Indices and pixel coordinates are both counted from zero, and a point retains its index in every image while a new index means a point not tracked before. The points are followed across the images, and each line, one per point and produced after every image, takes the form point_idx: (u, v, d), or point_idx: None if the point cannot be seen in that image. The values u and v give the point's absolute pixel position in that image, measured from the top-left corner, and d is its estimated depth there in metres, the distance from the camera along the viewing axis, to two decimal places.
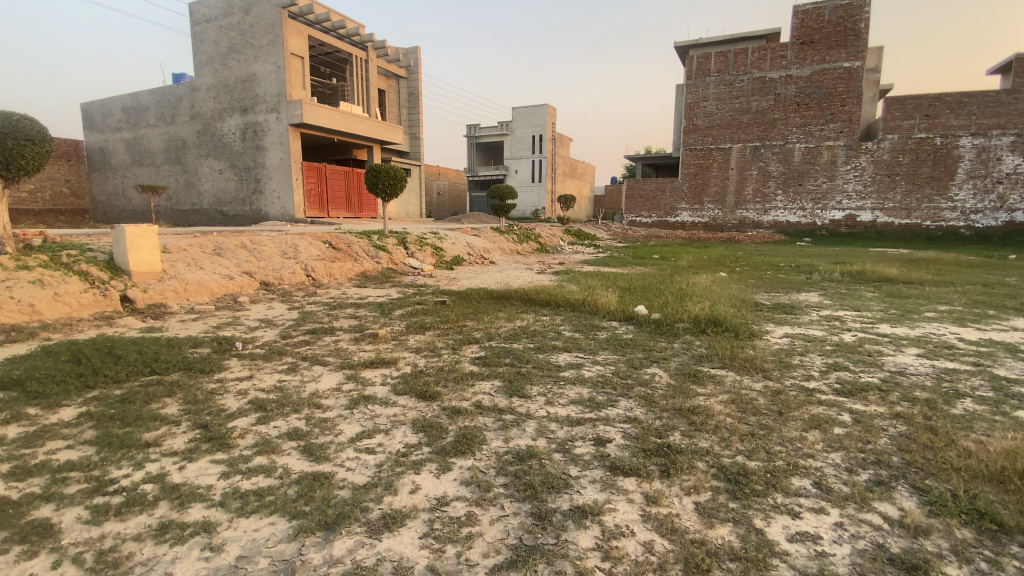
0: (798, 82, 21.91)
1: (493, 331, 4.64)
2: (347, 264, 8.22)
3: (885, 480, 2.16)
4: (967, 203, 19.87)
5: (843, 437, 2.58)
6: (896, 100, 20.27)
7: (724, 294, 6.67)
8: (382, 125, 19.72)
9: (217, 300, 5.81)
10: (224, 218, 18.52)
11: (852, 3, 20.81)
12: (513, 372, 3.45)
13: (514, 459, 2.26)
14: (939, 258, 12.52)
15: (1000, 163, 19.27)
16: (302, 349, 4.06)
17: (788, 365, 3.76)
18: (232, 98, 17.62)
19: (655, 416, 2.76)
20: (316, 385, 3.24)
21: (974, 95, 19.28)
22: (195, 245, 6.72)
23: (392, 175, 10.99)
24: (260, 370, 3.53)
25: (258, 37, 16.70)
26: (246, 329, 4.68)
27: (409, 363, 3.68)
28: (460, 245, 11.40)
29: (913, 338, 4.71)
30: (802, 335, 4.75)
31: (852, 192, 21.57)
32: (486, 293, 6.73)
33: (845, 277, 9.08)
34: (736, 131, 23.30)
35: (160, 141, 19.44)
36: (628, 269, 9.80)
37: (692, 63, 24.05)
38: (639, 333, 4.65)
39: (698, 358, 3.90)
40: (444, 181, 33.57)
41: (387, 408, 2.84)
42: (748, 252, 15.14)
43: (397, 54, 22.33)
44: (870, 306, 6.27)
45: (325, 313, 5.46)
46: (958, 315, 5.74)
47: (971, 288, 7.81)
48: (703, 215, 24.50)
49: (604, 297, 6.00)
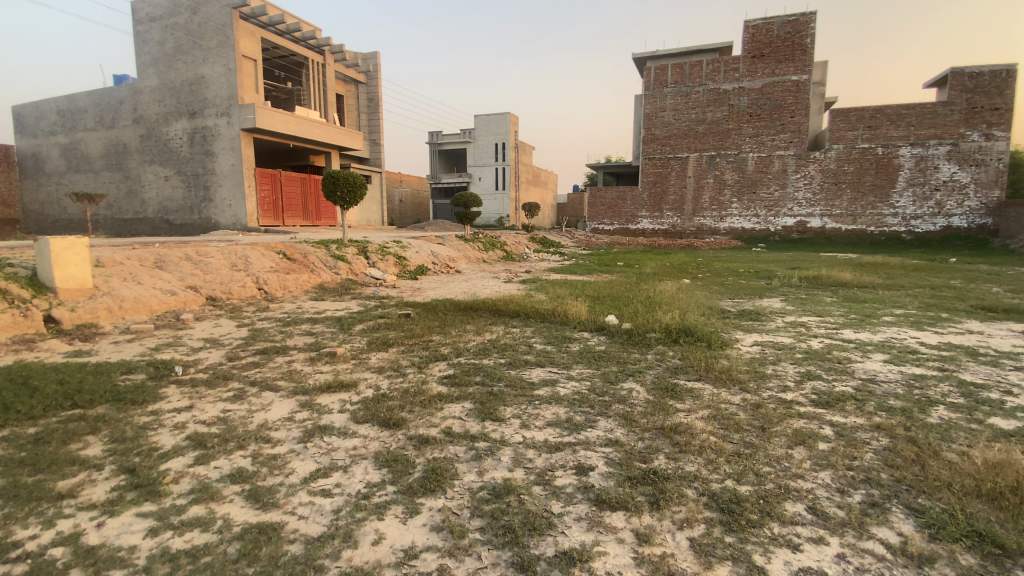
0: (750, 93, 22.72)
1: (461, 346, 4.40)
2: (303, 276, 7.78)
3: (878, 501, 2.06)
4: (907, 209, 21.06)
5: (829, 453, 2.49)
6: (840, 111, 21.32)
7: (691, 302, 6.68)
8: (339, 130, 19.15)
9: (157, 317, 5.33)
10: (170, 228, 17.48)
11: (798, 19, 21.70)
12: (484, 392, 3.22)
13: (490, 497, 2.04)
14: (887, 262, 13.11)
15: (938, 171, 20.49)
16: (251, 372, 3.71)
17: (763, 376, 3.69)
18: (178, 101, 16.71)
19: (637, 437, 2.59)
20: (264, 415, 2.92)
21: (912, 107, 20.43)
22: (133, 258, 6.18)
23: (351, 182, 10.58)
24: (202, 398, 3.17)
25: (207, 38, 15.93)
26: (188, 350, 4.27)
27: (371, 385, 3.40)
28: (424, 253, 11.09)
29: (877, 343, 4.78)
30: (772, 343, 4.73)
31: (802, 200, 22.50)
32: (452, 304, 6.49)
33: (803, 282, 9.35)
34: (693, 141, 23.97)
35: (99, 146, 18.23)
36: (596, 277, 9.76)
37: (650, 74, 24.62)
38: (612, 344, 4.51)
39: (674, 369, 3.79)
40: (405, 188, 33.06)
41: (346, 440, 2.57)
42: (708, 258, 15.50)
43: (355, 59, 21.81)
44: (831, 311, 6.41)
45: (279, 330, 5.08)
46: (915, 319, 5.93)
47: (920, 291, 8.15)
48: (663, 223, 25.04)
49: (575, 307, 5.87)
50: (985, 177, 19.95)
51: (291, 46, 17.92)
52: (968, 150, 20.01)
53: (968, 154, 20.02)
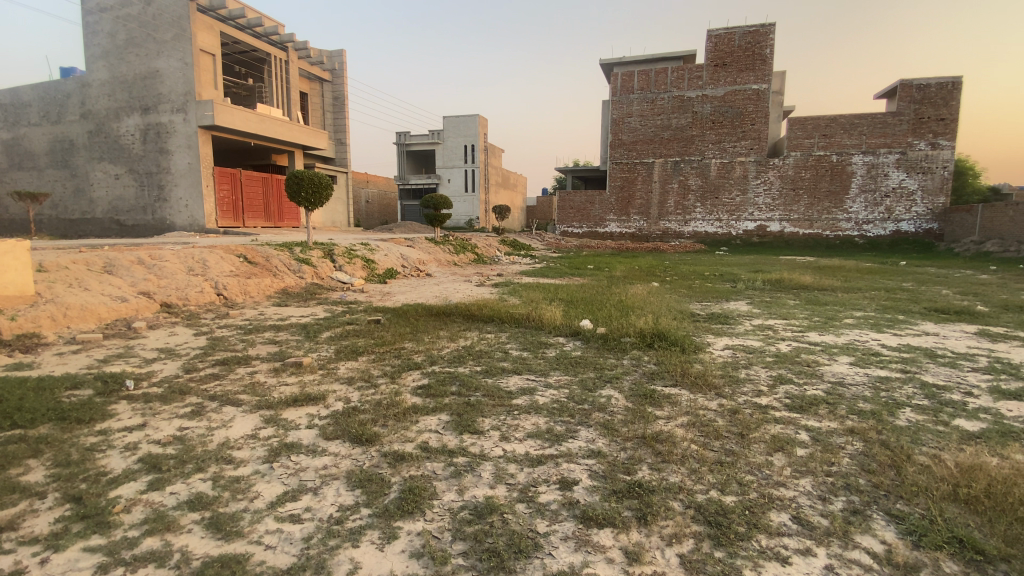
0: (713, 101, 23.33)
1: (435, 354, 4.27)
2: (265, 280, 7.47)
3: (859, 507, 2.08)
4: (860, 214, 22.08)
5: (807, 459, 2.51)
6: (798, 120, 22.15)
7: (662, 305, 6.74)
8: (304, 129, 18.60)
9: (106, 326, 4.96)
10: (121, 229, 16.57)
11: (758, 30, 22.43)
12: (460, 403, 3.11)
13: (472, 518, 1.95)
14: (842, 265, 13.67)
15: (887, 179, 21.56)
16: (211, 385, 3.48)
17: (737, 380, 3.71)
18: (131, 96, 15.87)
19: (619, 447, 2.54)
20: (225, 433, 2.73)
21: (864, 117, 21.41)
22: (79, 262, 5.77)
23: (316, 182, 10.25)
24: (154, 417, 2.93)
25: (162, 30, 15.19)
26: (141, 362, 3.99)
27: (341, 398, 3.24)
28: (393, 257, 10.85)
29: (841, 345, 4.92)
30: (743, 346, 4.79)
31: (762, 205, 23.26)
32: (424, 309, 6.34)
33: (766, 285, 9.63)
34: (659, 146, 24.45)
35: (42, 142, 17.14)
36: (566, 281, 9.75)
37: (617, 80, 24.98)
38: (587, 350, 4.47)
39: (650, 374, 3.77)
40: (372, 189, 32.47)
41: (315, 459, 2.42)
42: (675, 261, 15.79)
43: (321, 57, 21.27)
44: (795, 314, 6.59)
45: (240, 339, 4.82)
46: (874, 321, 6.16)
47: (876, 294, 8.48)
48: (630, 226, 25.45)
49: (549, 312, 5.82)
50: (931, 184, 21.10)
51: (253, 41, 17.32)
52: (915, 158, 21.12)
53: (915, 162, 21.14)
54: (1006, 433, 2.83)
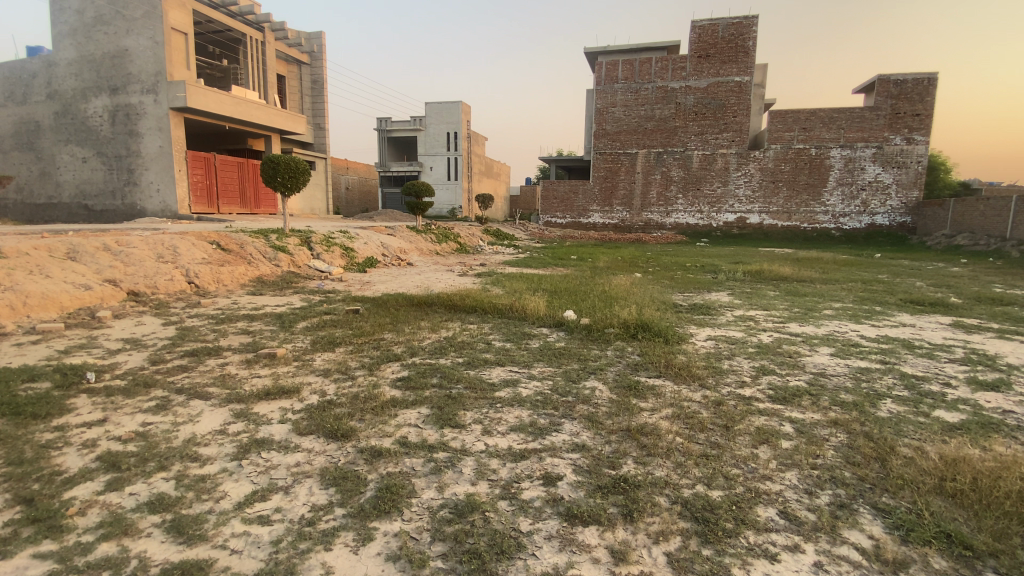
0: (696, 92, 23.38)
1: (415, 345, 4.16)
2: (239, 268, 7.22)
3: (845, 502, 2.06)
4: (837, 207, 22.48)
5: (793, 452, 2.48)
6: (778, 113, 22.35)
7: (646, 297, 6.71)
8: (281, 114, 18.08)
9: (69, 315, 4.70)
10: (89, 214, 15.92)
11: (742, 22, 22.47)
12: (441, 396, 3.02)
13: (452, 516, 1.87)
14: (821, 257, 13.89)
15: (864, 172, 21.95)
16: (178, 377, 3.32)
17: (721, 371, 3.68)
18: (98, 75, 15.20)
19: (603, 441, 2.48)
20: (191, 428, 2.59)
21: (842, 111, 21.70)
22: (40, 248, 5.48)
23: (293, 168, 9.94)
24: (116, 412, 2.77)
25: (130, 7, 14.53)
26: (105, 353, 3.79)
27: (316, 391, 3.11)
28: (373, 245, 10.63)
29: (822, 336, 4.95)
30: (725, 337, 4.77)
31: (743, 197, 23.49)
32: (404, 299, 6.19)
33: (747, 276, 9.70)
34: (643, 137, 24.46)
35: (4, 122, 16.34)
36: (549, 271, 9.67)
37: (601, 69, 24.84)
38: (570, 341, 4.41)
39: (634, 366, 3.72)
40: (353, 176, 31.88)
41: (287, 456, 2.30)
42: (657, 252, 15.84)
43: (299, 38, 20.64)
44: (776, 305, 6.63)
45: (211, 329, 4.63)
46: (853, 312, 6.23)
47: (854, 286, 8.59)
48: (613, 217, 25.49)
49: (533, 302, 5.73)
50: (905, 179, 21.55)
51: (227, 21, 16.68)
52: (891, 153, 21.54)
53: (891, 157, 21.54)
54: (985, 425, 2.86)
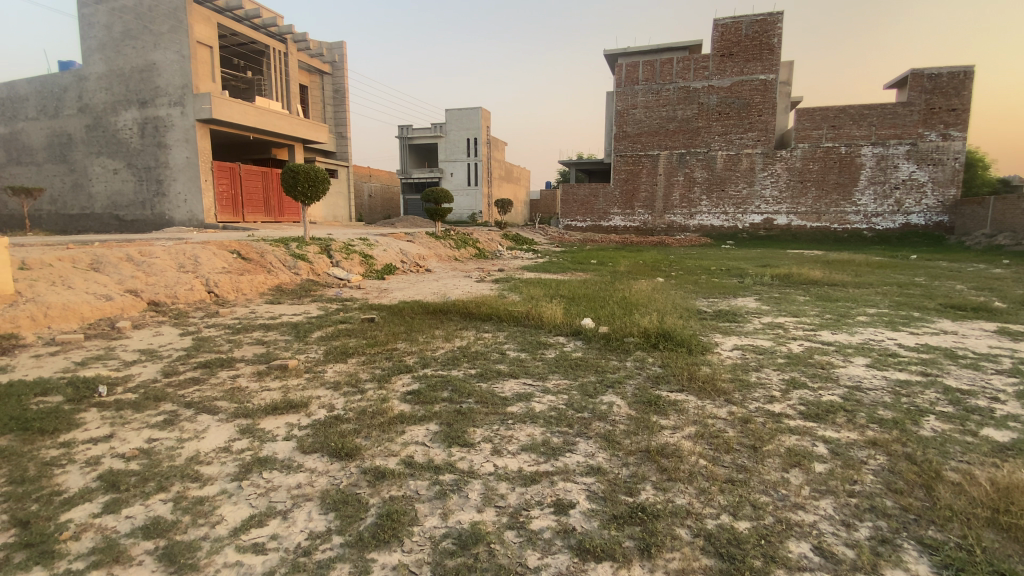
0: (719, 92, 22.93)
1: (428, 356, 4.06)
2: (258, 277, 7.28)
3: (887, 536, 1.87)
4: (869, 207, 21.69)
5: (828, 476, 2.28)
6: (805, 111, 21.74)
7: (668, 303, 6.50)
8: (304, 123, 18.38)
9: (89, 326, 4.77)
10: (121, 224, 16.45)
11: (766, 19, 21.95)
12: (451, 411, 2.90)
13: (456, 549, 1.75)
14: (853, 259, 13.38)
15: (897, 170, 21.14)
16: (189, 391, 3.29)
17: (747, 384, 3.47)
18: (128, 89, 15.69)
19: (620, 463, 2.33)
20: (196, 445, 2.54)
21: (873, 107, 20.96)
22: (65, 260, 5.61)
23: (313, 176, 10.04)
24: (122, 427, 2.74)
25: (158, 22, 14.97)
26: (120, 365, 3.81)
27: (324, 405, 3.03)
28: (392, 252, 10.64)
29: (856, 345, 4.67)
30: (752, 346, 4.54)
31: (769, 197, 22.89)
32: (420, 307, 6.12)
33: (775, 280, 9.37)
34: (664, 139, 24.10)
35: (41, 136, 17.01)
36: (570, 276, 9.53)
37: (621, 71, 24.58)
38: (588, 351, 4.25)
39: (655, 378, 3.54)
40: (374, 183, 32.24)
41: (288, 477, 2.22)
42: (680, 256, 15.50)
43: (320, 49, 21.01)
44: (806, 311, 6.33)
45: (226, 339, 4.63)
46: (889, 318, 5.90)
47: (889, 289, 8.19)
48: (635, 220, 25.14)
49: (550, 310, 5.60)
50: (941, 176, 20.68)
51: (251, 33, 17.06)
52: (926, 150, 20.70)
53: (926, 154, 20.70)
54: None
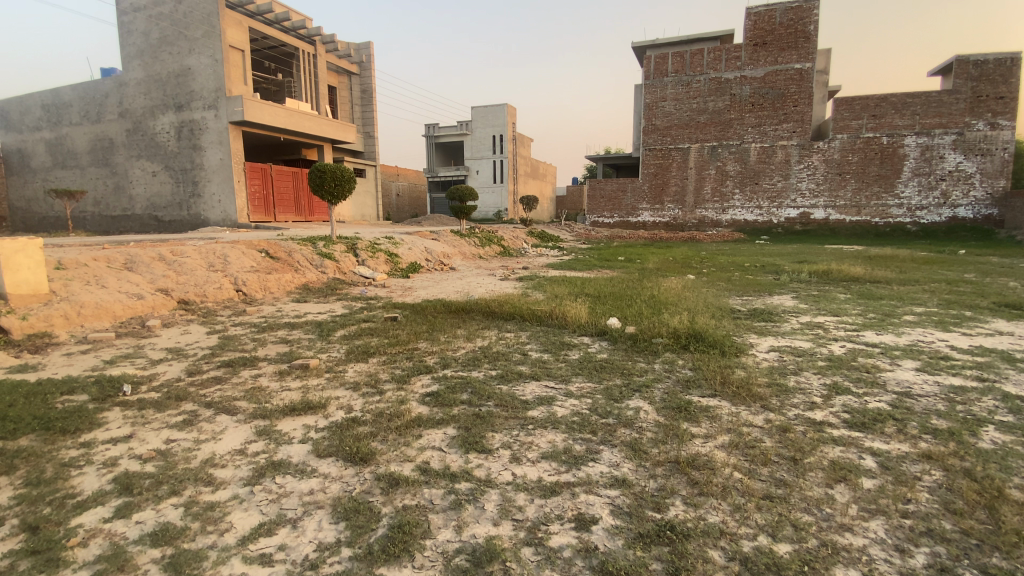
0: (752, 82, 22.19)
1: (449, 356, 3.97)
2: (286, 275, 7.36)
3: (949, 566, 1.67)
4: (913, 200, 20.61)
5: (877, 494, 2.08)
6: (844, 100, 20.82)
7: (700, 301, 6.25)
8: (332, 123, 18.63)
9: (121, 324, 4.89)
10: (159, 225, 17.03)
11: (802, 5, 21.11)
12: (469, 415, 2.80)
13: (469, 566, 1.64)
14: (897, 254, 12.72)
15: (943, 161, 20.02)
16: (210, 390, 3.30)
17: (785, 390, 3.25)
18: (164, 94, 16.21)
19: (647, 475, 2.18)
20: (212, 447, 2.52)
21: (917, 95, 19.90)
22: (100, 259, 5.77)
23: (339, 175, 10.11)
24: (143, 428, 2.76)
25: (192, 28, 15.40)
26: (147, 363, 3.87)
27: (341, 406, 2.97)
28: (417, 250, 10.65)
29: (903, 348, 4.34)
30: (790, 348, 4.29)
31: (806, 191, 22.02)
32: (443, 306, 6.05)
33: (813, 277, 8.95)
34: (695, 131, 23.48)
35: (85, 141, 17.75)
36: (596, 274, 9.32)
37: (650, 63, 24.07)
38: (614, 352, 4.09)
39: (685, 382, 3.35)
40: (402, 182, 32.56)
41: (301, 482, 2.16)
42: (711, 252, 15.07)
43: (348, 50, 21.27)
44: (848, 310, 5.97)
45: (251, 338, 4.67)
46: (938, 318, 5.50)
47: (938, 287, 7.69)
48: (664, 215, 24.59)
49: (575, 309, 5.44)
50: (991, 167, 19.52)
51: (280, 36, 17.37)
52: (974, 139, 19.55)
53: (974, 143, 19.55)
54: None
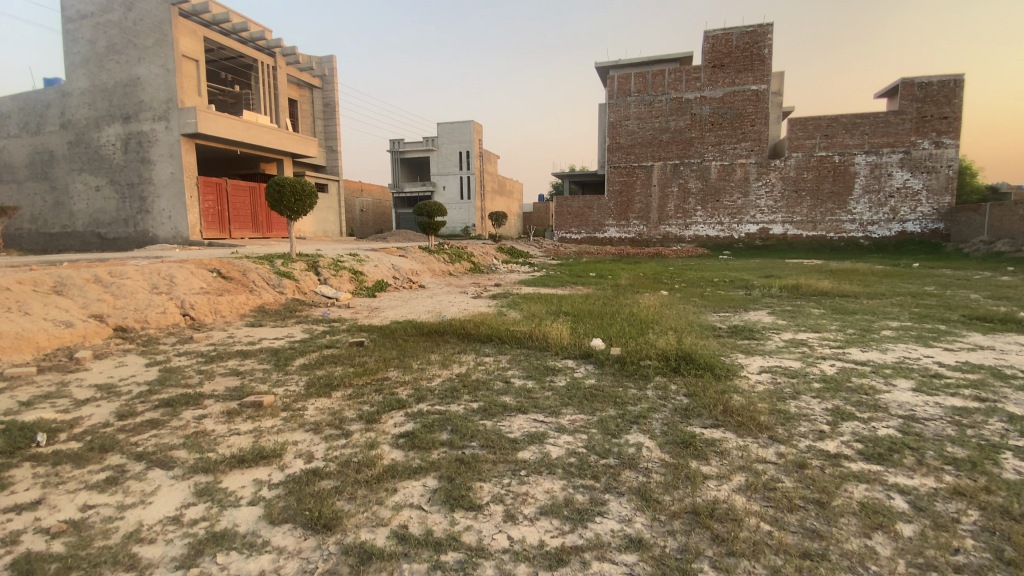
0: (712, 102, 22.88)
1: (423, 387, 3.58)
2: (239, 297, 6.79)
3: None
4: (864, 215, 21.56)
5: (922, 544, 1.84)
6: (798, 120, 21.68)
7: (680, 319, 6.08)
8: (293, 136, 17.99)
9: (45, 357, 4.27)
10: (102, 243, 15.88)
11: (756, 30, 21.97)
12: (452, 460, 2.43)
13: None
14: (856, 268, 13.15)
15: (891, 179, 21.07)
16: (143, 438, 2.81)
17: (790, 417, 3.02)
18: (111, 105, 15.25)
19: (665, 531, 1.89)
20: (140, 514, 2.07)
21: (865, 116, 20.94)
22: (25, 282, 5.12)
23: (299, 190, 9.59)
24: (54, 491, 2.27)
25: (142, 36, 14.59)
26: (71, 404, 3.32)
27: (300, 454, 2.56)
28: (383, 268, 10.18)
29: (892, 365, 4.24)
30: (781, 368, 4.10)
31: (764, 207, 22.71)
32: (414, 328, 5.65)
33: (783, 292, 9.00)
34: (657, 150, 23.98)
35: (21, 154, 16.50)
36: (569, 291, 9.11)
37: (613, 83, 24.52)
38: (602, 377, 3.81)
39: (683, 412, 3.08)
40: (366, 198, 31.90)
41: (249, 562, 1.76)
42: (679, 267, 15.22)
43: (310, 63, 20.71)
44: (827, 326, 5.93)
45: (197, 370, 4.14)
46: (916, 333, 5.51)
47: (905, 300, 7.84)
48: (630, 231, 24.88)
49: (555, 329, 5.15)
50: (936, 184, 20.66)
51: (238, 47, 16.72)
52: (919, 158, 20.68)
53: (920, 162, 20.68)
54: None
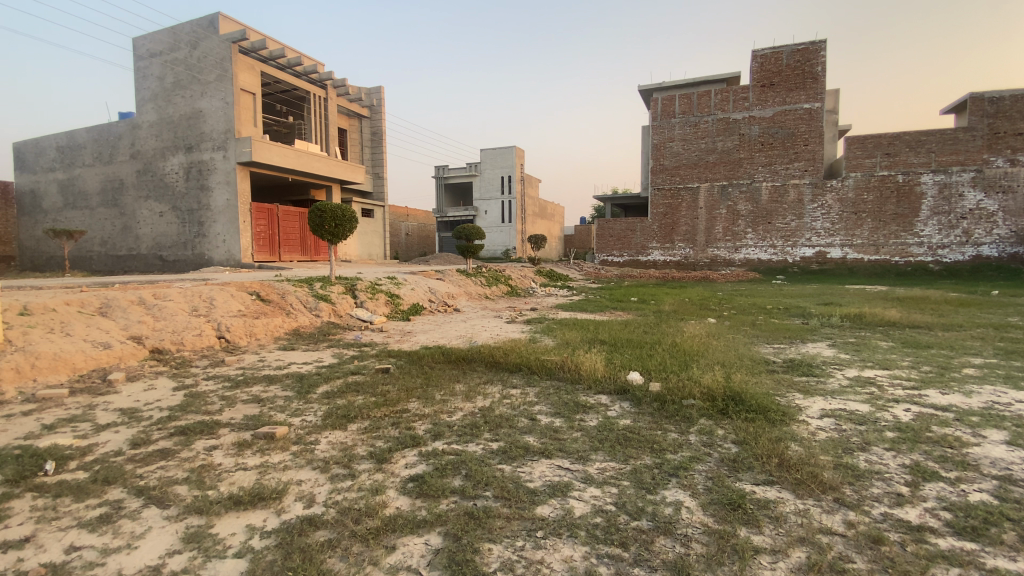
0: (761, 122, 22.14)
1: (442, 422, 3.35)
2: (275, 320, 6.85)
3: None
4: (933, 238, 19.95)
5: None
6: (856, 139, 20.59)
7: (729, 351, 5.61)
8: (341, 163, 18.64)
9: (79, 378, 4.35)
10: (163, 264, 16.82)
11: (808, 48, 21.24)
12: (460, 514, 2.17)
13: None
14: (928, 295, 12.06)
15: (963, 199, 19.51)
16: (149, 470, 2.70)
17: (859, 475, 2.58)
18: (176, 135, 16.34)
19: None
20: (120, 563, 1.92)
21: (931, 133, 19.62)
22: (72, 304, 5.32)
23: (340, 214, 9.77)
24: (45, 528, 2.16)
25: (205, 72, 15.61)
26: (90, 430, 3.29)
27: (302, 497, 2.36)
28: (419, 291, 10.15)
29: (980, 412, 3.64)
30: (845, 413, 3.60)
31: (821, 229, 21.46)
32: (442, 354, 5.45)
33: (844, 321, 8.30)
34: (704, 171, 23.32)
35: (96, 181, 17.86)
36: (609, 317, 8.73)
37: (657, 105, 24.21)
38: (639, 418, 3.46)
39: (731, 463, 2.70)
40: (411, 222, 32.63)
41: None
42: (728, 293, 14.51)
43: (359, 93, 21.58)
44: (898, 362, 5.31)
45: (220, 395, 4.08)
46: (1002, 371, 4.83)
47: (985, 333, 7.01)
48: (675, 254, 24.07)
49: (590, 360, 4.82)
50: (1013, 205, 18.99)
51: (292, 79, 17.62)
52: (993, 176, 19.13)
53: (994, 181, 19.12)
54: None
